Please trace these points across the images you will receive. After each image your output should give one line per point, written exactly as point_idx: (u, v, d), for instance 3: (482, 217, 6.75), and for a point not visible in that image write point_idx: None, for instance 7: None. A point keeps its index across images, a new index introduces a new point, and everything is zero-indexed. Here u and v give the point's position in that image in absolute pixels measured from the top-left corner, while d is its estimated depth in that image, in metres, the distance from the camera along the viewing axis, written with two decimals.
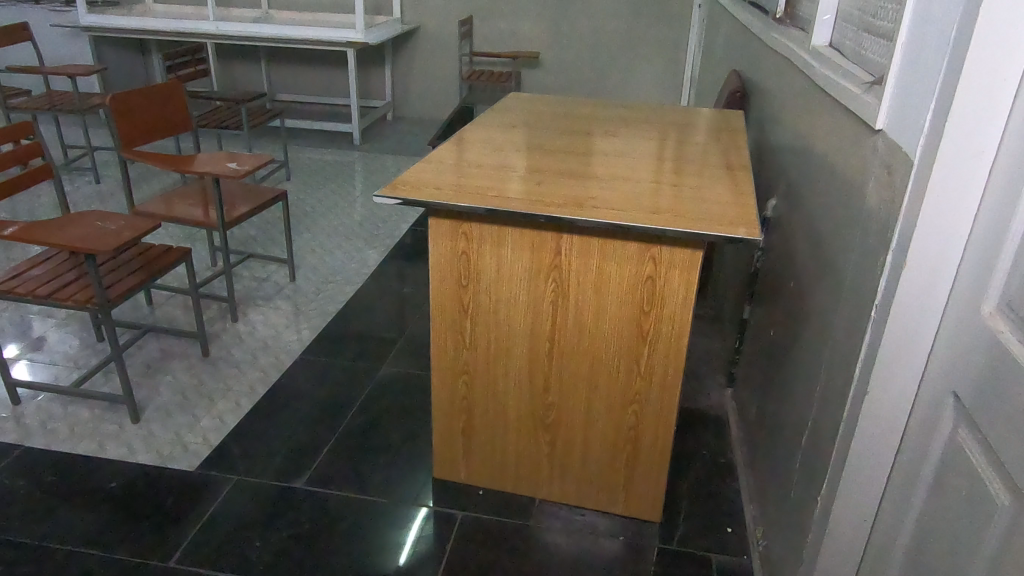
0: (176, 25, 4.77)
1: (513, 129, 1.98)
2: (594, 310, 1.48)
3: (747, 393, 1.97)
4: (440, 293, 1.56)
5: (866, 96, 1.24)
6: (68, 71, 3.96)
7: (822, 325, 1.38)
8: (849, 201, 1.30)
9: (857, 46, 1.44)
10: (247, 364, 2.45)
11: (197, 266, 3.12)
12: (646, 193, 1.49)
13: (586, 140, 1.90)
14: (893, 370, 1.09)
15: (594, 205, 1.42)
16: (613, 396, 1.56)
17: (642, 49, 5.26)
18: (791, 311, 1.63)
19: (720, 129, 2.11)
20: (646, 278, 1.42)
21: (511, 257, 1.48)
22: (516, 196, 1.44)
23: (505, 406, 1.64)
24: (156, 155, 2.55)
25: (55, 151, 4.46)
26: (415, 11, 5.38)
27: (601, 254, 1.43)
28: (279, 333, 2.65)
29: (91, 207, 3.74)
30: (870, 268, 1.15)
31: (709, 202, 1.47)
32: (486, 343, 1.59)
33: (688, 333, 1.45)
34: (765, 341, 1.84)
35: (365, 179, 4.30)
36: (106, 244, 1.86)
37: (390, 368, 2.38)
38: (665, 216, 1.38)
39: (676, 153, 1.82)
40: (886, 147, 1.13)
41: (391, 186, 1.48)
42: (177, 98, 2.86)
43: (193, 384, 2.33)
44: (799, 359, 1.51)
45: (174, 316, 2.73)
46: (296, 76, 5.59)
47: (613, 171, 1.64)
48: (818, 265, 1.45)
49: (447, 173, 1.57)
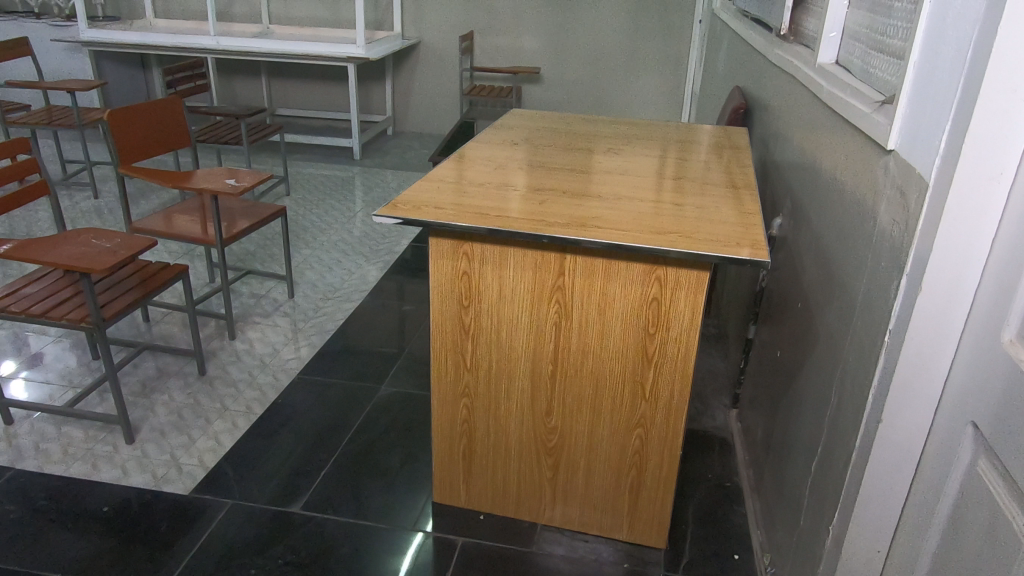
0: (177, 40, 4.77)
1: (514, 147, 1.95)
2: (598, 332, 1.45)
3: (753, 415, 1.94)
4: (441, 314, 1.53)
5: (876, 115, 1.21)
6: (68, 86, 3.94)
7: (832, 350, 1.35)
8: (859, 222, 1.27)
9: (865, 63, 1.42)
10: (244, 383, 2.42)
11: (196, 282, 3.10)
12: (652, 212, 1.47)
13: (587, 157, 1.88)
14: (907, 397, 1.05)
15: (598, 224, 1.39)
16: (617, 420, 1.52)
17: (644, 64, 5.26)
18: (798, 333, 1.60)
19: (722, 146, 2.09)
20: (650, 300, 1.39)
21: (513, 278, 1.45)
22: (519, 216, 1.42)
23: (507, 430, 1.60)
24: (154, 171, 2.52)
25: (54, 166, 4.44)
26: (416, 27, 5.38)
27: (605, 275, 1.39)
28: (277, 351, 2.62)
29: (89, 223, 3.72)
30: (882, 293, 1.12)
31: (714, 221, 1.44)
32: (487, 366, 1.55)
33: (694, 355, 1.42)
34: (771, 364, 1.81)
35: (365, 194, 4.28)
36: (101, 262, 1.83)
37: (389, 388, 2.35)
38: (671, 236, 1.35)
39: (681, 171, 1.79)
40: (899, 169, 1.10)
41: (391, 206, 1.45)
42: (177, 113, 2.84)
43: (189, 404, 2.30)
44: (808, 384, 1.48)
45: (172, 333, 2.70)
46: (297, 91, 5.59)
47: (615, 190, 1.61)
48: (827, 287, 1.42)
49: (448, 191, 1.55)
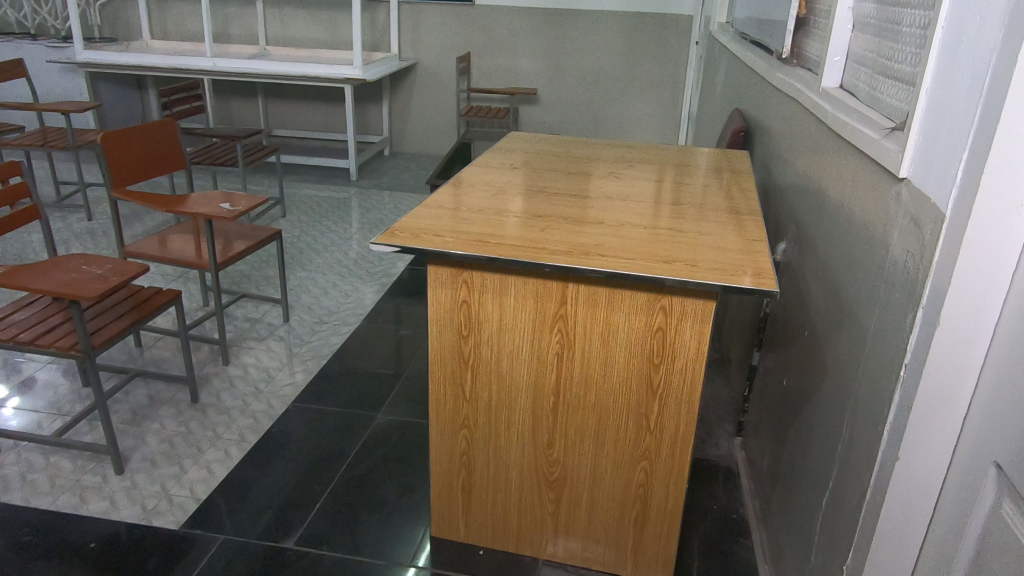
0: (173, 61, 4.76)
1: (513, 171, 1.92)
2: (601, 362, 1.41)
3: (758, 444, 1.90)
4: (439, 344, 1.49)
5: (886, 142, 1.19)
6: (62, 107, 3.92)
7: (842, 381, 1.31)
8: (870, 251, 1.24)
9: (872, 88, 1.39)
10: (237, 411, 2.37)
11: (189, 306, 3.05)
12: (655, 239, 1.44)
13: (587, 182, 1.85)
14: (924, 433, 1.01)
15: (601, 252, 1.36)
16: (621, 452, 1.48)
17: (640, 85, 5.26)
18: (805, 363, 1.57)
19: (722, 169, 2.07)
20: (655, 330, 1.36)
21: (514, 307, 1.41)
22: (520, 243, 1.39)
23: (507, 462, 1.56)
24: (147, 195, 2.48)
25: (48, 187, 4.41)
26: (413, 48, 5.38)
27: (609, 304, 1.36)
28: (271, 377, 2.58)
29: (81, 246, 3.68)
30: (896, 326, 1.09)
31: (718, 248, 1.41)
32: (487, 396, 1.51)
33: (700, 386, 1.38)
34: (777, 392, 1.77)
35: (361, 215, 4.25)
36: (91, 289, 1.79)
37: (386, 415, 2.30)
38: (675, 265, 1.32)
39: (683, 196, 1.77)
40: (912, 198, 1.07)
41: (388, 233, 1.42)
42: (171, 135, 2.81)
43: (181, 432, 2.25)
44: (817, 415, 1.44)
45: (164, 359, 2.66)
46: (294, 112, 5.57)
47: (617, 215, 1.58)
48: (836, 316, 1.39)
49: (446, 218, 1.51)
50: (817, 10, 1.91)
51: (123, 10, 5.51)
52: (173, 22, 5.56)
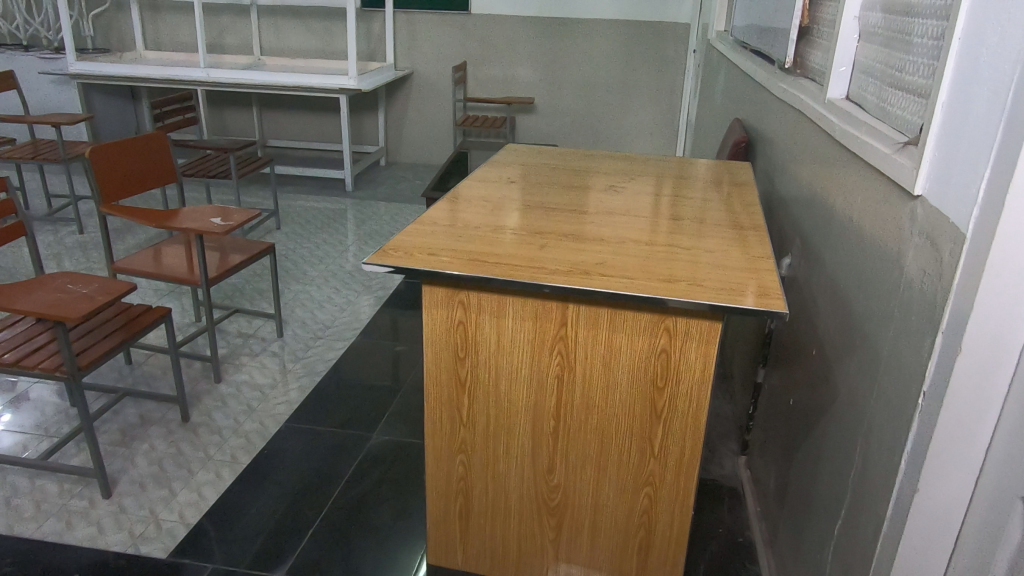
0: (166, 72, 4.71)
1: (510, 185, 1.87)
2: (603, 385, 1.36)
3: (764, 464, 1.84)
4: (435, 366, 1.44)
5: (899, 157, 1.14)
6: (53, 120, 3.87)
7: (854, 406, 1.26)
8: (882, 270, 1.19)
9: (881, 100, 1.35)
10: (229, 430, 2.31)
11: (181, 322, 3.00)
12: (658, 257, 1.39)
13: (586, 196, 1.80)
14: (945, 463, 0.96)
15: (602, 272, 1.31)
16: (624, 478, 1.43)
17: (638, 93, 5.23)
18: (814, 383, 1.52)
19: (724, 181, 2.02)
20: (659, 352, 1.31)
21: (513, 328, 1.36)
22: (517, 263, 1.34)
23: (506, 488, 1.50)
24: (136, 211, 2.42)
25: (39, 200, 4.35)
26: (408, 57, 5.34)
27: (610, 325, 1.31)
28: (264, 395, 2.52)
29: (72, 261, 3.63)
30: (913, 351, 1.04)
31: (723, 267, 1.36)
32: (485, 420, 1.46)
33: (706, 411, 1.33)
34: (783, 412, 1.72)
35: (357, 227, 4.20)
36: (76, 310, 1.73)
37: (382, 434, 2.25)
38: (679, 285, 1.27)
39: (686, 210, 1.72)
40: (928, 217, 1.02)
41: (381, 253, 1.36)
42: (162, 149, 2.76)
43: (171, 454, 2.19)
44: (827, 439, 1.39)
45: (155, 377, 2.60)
46: (289, 123, 5.53)
47: (618, 231, 1.53)
48: (847, 336, 1.34)
49: (441, 236, 1.46)
50: (821, 19, 1.87)
51: (116, 20, 5.47)
52: (166, 32, 5.52)
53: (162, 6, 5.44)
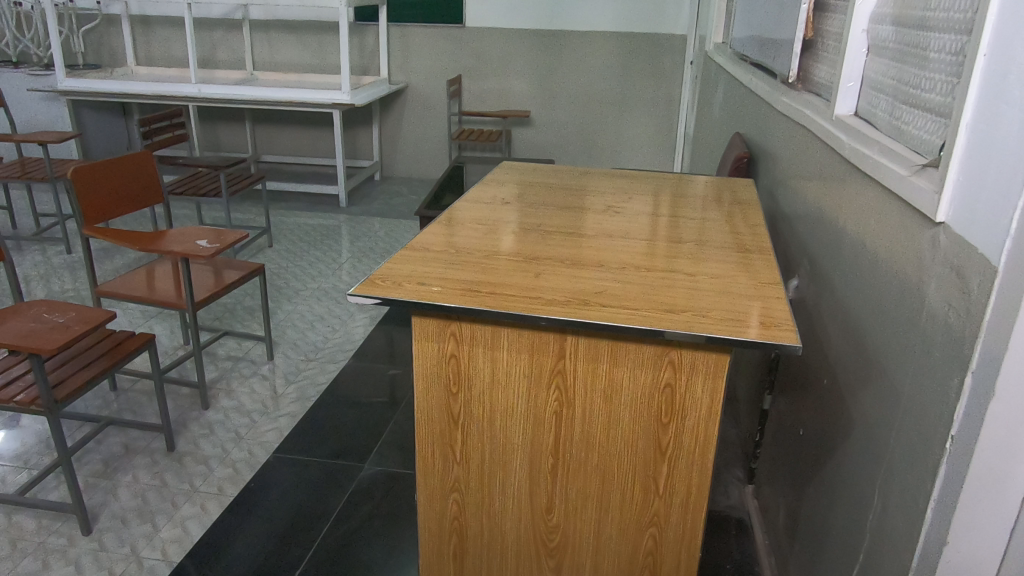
0: (157, 89, 4.65)
1: (506, 206, 1.80)
2: (604, 421, 1.29)
3: (772, 495, 1.76)
4: (426, 401, 1.36)
5: (917, 180, 1.07)
6: (40, 138, 3.79)
7: (871, 443, 1.19)
8: (900, 300, 1.12)
9: (894, 118, 1.28)
10: (216, 460, 2.23)
11: (169, 345, 2.92)
12: (661, 284, 1.31)
13: (584, 217, 1.73)
14: (977, 514, 0.89)
15: (601, 301, 1.23)
16: (627, 519, 1.35)
17: (635, 105, 5.17)
18: (826, 414, 1.44)
19: (727, 199, 1.95)
20: (663, 386, 1.23)
21: (508, 361, 1.29)
22: (512, 292, 1.26)
23: (502, 527, 1.42)
24: (120, 233, 2.34)
25: (27, 219, 4.28)
26: (403, 71, 5.29)
27: (611, 359, 1.23)
28: (253, 422, 2.44)
29: (59, 282, 3.55)
30: (939, 390, 0.96)
31: (729, 294, 1.29)
32: (479, 457, 1.38)
33: (713, 448, 1.25)
34: (792, 442, 1.64)
35: (351, 243, 4.13)
36: (51, 342, 1.66)
37: (375, 465, 2.16)
38: (683, 316, 1.19)
39: (688, 232, 1.65)
40: (953, 246, 0.95)
41: (367, 283, 1.29)
42: (148, 170, 2.69)
43: (155, 485, 2.11)
44: (841, 475, 1.31)
45: (140, 404, 2.52)
46: (283, 138, 5.47)
47: (618, 256, 1.46)
48: (862, 367, 1.26)
49: (432, 263, 1.39)
50: (825, 32, 1.80)
51: (107, 36, 5.42)
52: (158, 47, 5.46)
53: (153, 21, 5.38)
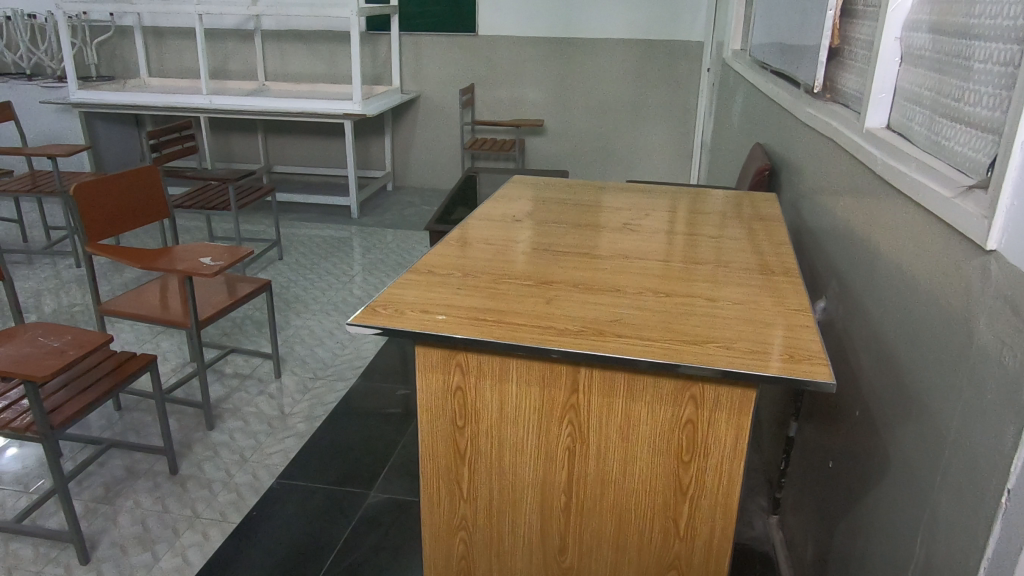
0: (168, 100, 4.63)
1: (517, 224, 1.72)
2: (621, 459, 1.20)
3: (798, 528, 1.67)
4: (431, 435, 1.28)
5: (963, 203, 0.98)
6: (50, 151, 3.77)
7: (912, 486, 1.09)
8: (944, 333, 1.03)
9: (934, 133, 1.19)
10: (220, 484, 2.17)
11: (175, 362, 2.86)
12: (681, 312, 1.22)
13: (598, 236, 1.65)
14: None
15: (617, 331, 1.15)
16: (645, 561, 1.26)
17: (651, 114, 5.08)
18: (858, 449, 1.34)
19: (748, 215, 1.86)
20: (684, 422, 1.14)
21: (517, 395, 1.20)
22: (521, 320, 1.18)
23: (513, 568, 1.34)
24: (122, 250, 2.28)
25: (37, 232, 4.25)
26: (415, 81, 5.23)
27: (628, 393, 1.15)
28: (258, 444, 2.37)
29: (68, 296, 3.51)
30: (993, 436, 0.87)
31: (754, 322, 1.20)
32: (488, 494, 1.30)
33: (738, 488, 1.16)
34: (820, 474, 1.55)
35: (362, 255, 4.07)
36: (44, 367, 1.60)
37: (382, 492, 2.09)
38: (705, 348, 1.10)
39: (709, 252, 1.56)
40: (1006, 278, 0.86)
41: (368, 312, 1.21)
42: (153, 186, 2.64)
43: (156, 511, 2.05)
44: (876, 517, 1.22)
45: (144, 425, 2.46)
46: (295, 148, 5.43)
47: (634, 278, 1.38)
48: (900, 401, 1.17)
49: (439, 287, 1.32)
50: (854, 40, 1.71)
51: (120, 48, 5.41)
52: (170, 58, 5.44)
53: (166, 33, 5.37)
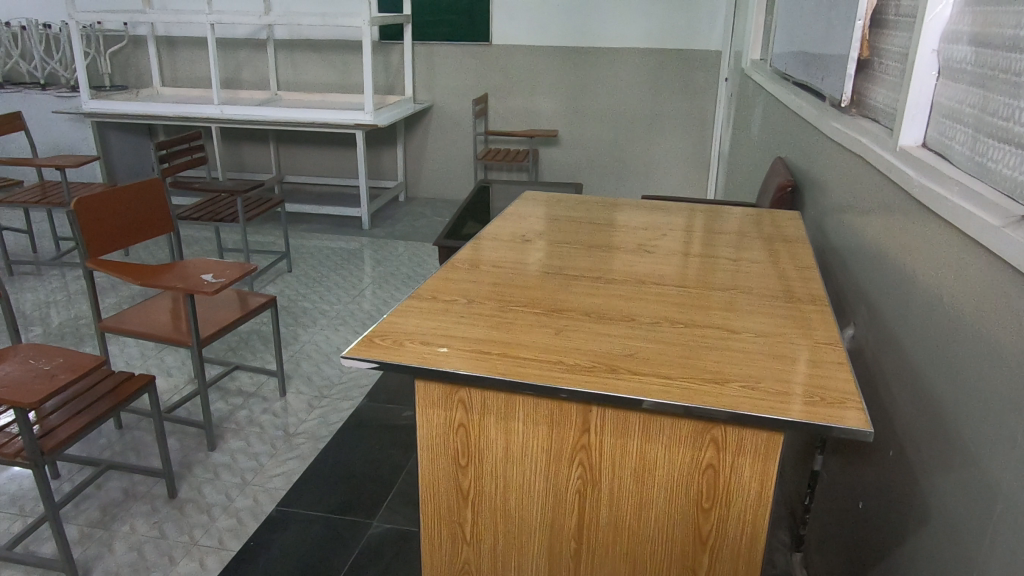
0: (178, 110, 4.60)
1: (526, 244, 1.65)
2: (635, 505, 1.11)
3: (824, 568, 1.57)
4: (433, 474, 1.20)
5: (1015, 234, 0.89)
6: (59, 162, 3.73)
7: (955, 543, 1.00)
8: (993, 375, 0.94)
9: (980, 154, 1.10)
10: (220, 508, 2.10)
11: (179, 379, 2.80)
12: (700, 346, 1.14)
13: (612, 258, 1.56)
14: None
15: (632, 368, 1.06)
16: None
17: (667, 124, 5.00)
18: (891, 492, 1.25)
19: (770, 235, 1.77)
20: (704, 467, 1.05)
21: (524, 433, 1.12)
22: (528, 354, 1.10)
23: None
24: (123, 267, 2.23)
25: (47, 244, 4.23)
26: (428, 91, 5.18)
27: (644, 434, 1.06)
28: (260, 466, 2.30)
29: (75, 308, 3.47)
30: None
31: (779, 358, 1.11)
32: (492, 537, 1.21)
33: (762, 538, 1.07)
34: (849, 515, 1.45)
35: (372, 268, 4.00)
36: (32, 393, 1.54)
37: (385, 521, 2.00)
38: (725, 387, 1.02)
39: (730, 277, 1.47)
40: None
41: (365, 343, 1.13)
42: (158, 200, 2.59)
43: (153, 537, 1.98)
44: (911, 570, 1.12)
45: (144, 445, 2.40)
46: (307, 158, 5.39)
47: (651, 306, 1.29)
48: (941, 445, 1.08)
49: (442, 315, 1.24)
50: (884, 51, 1.62)
51: (133, 57, 5.40)
52: (183, 68, 5.43)
53: (179, 43, 5.36)
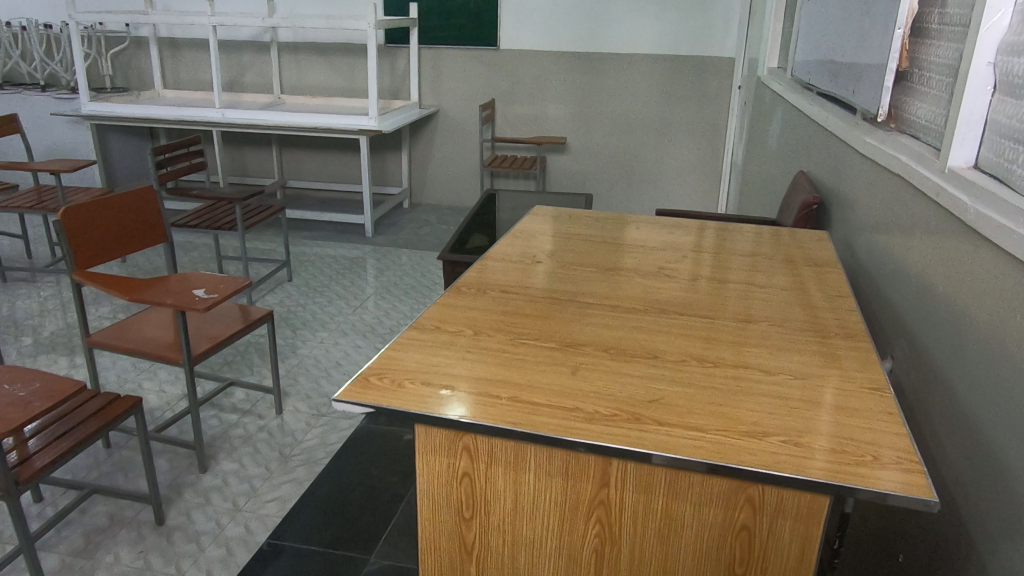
0: (178, 113, 4.49)
1: (537, 267, 1.53)
2: (658, 567, 1.00)
3: None
4: (434, 526, 1.09)
5: None
6: (53, 166, 3.63)
7: None
8: None
9: None
10: (209, 537, 1.98)
11: (171, 394, 2.69)
12: (732, 390, 1.02)
13: (630, 284, 1.45)
14: None
15: (657, 417, 0.95)
16: None
17: (678, 131, 4.88)
18: (939, 550, 1.13)
19: (797, 257, 1.65)
20: (737, 529, 0.94)
21: (535, 486, 1.01)
22: (541, 399, 0.98)
23: None
24: (110, 281, 2.12)
25: (43, 250, 4.13)
26: (434, 95, 5.08)
27: (670, 491, 0.95)
28: (253, 490, 2.19)
29: (67, 317, 3.37)
30: None
31: (823, 406, 0.99)
32: None
33: None
34: (886, 567, 1.33)
35: (374, 277, 3.89)
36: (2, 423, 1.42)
37: (383, 557, 1.89)
38: (763, 443, 0.90)
39: (760, 306, 1.35)
40: None
41: (360, 383, 1.02)
42: (150, 210, 2.49)
43: (137, 568, 1.87)
44: None
45: (133, 466, 2.29)
46: (310, 163, 5.28)
47: (676, 341, 1.18)
48: (1003, 507, 0.96)
49: (446, 350, 1.12)
50: (926, 62, 1.51)
51: (135, 59, 5.31)
52: (186, 71, 5.34)
53: (181, 44, 5.27)
